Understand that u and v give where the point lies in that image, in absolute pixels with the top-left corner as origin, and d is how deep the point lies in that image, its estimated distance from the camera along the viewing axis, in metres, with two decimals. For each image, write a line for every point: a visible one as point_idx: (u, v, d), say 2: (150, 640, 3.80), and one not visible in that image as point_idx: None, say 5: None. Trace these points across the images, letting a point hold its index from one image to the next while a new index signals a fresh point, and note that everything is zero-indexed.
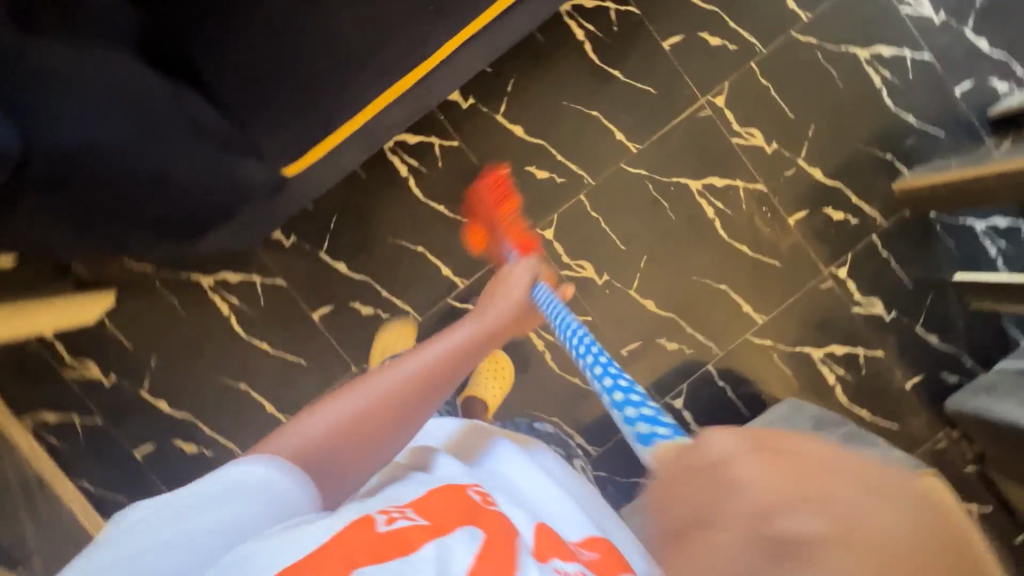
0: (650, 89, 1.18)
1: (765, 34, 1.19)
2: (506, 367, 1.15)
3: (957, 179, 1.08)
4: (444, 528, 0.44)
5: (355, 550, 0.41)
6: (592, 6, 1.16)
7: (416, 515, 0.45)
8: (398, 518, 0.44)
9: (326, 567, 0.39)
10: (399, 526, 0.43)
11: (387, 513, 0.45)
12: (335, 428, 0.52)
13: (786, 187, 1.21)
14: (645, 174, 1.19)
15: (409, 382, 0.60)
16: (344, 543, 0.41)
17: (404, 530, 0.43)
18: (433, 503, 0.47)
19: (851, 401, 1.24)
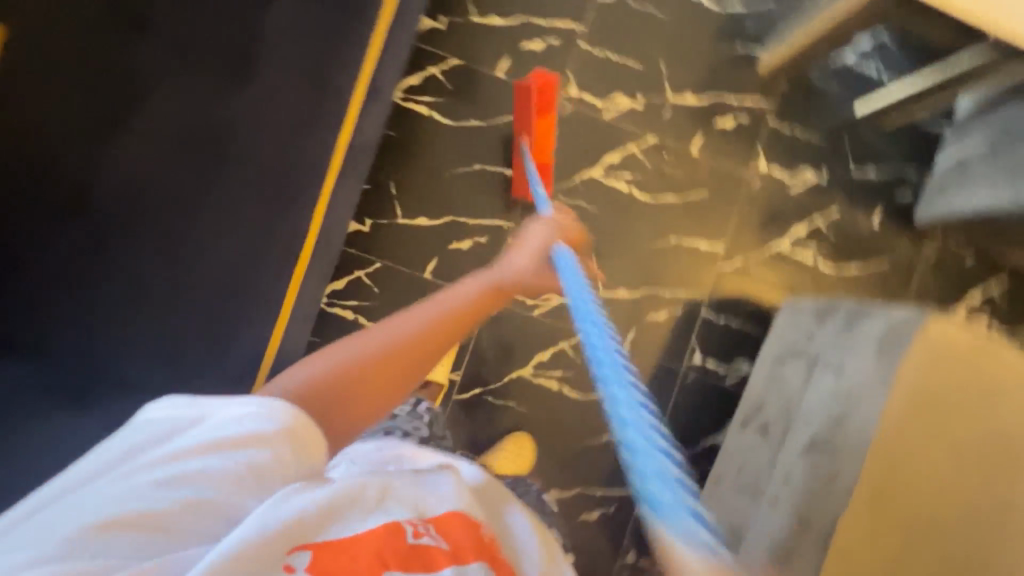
0: (509, 117, 1.22)
1: (576, 13, 1.23)
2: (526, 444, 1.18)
3: (805, 38, 1.13)
4: (463, 556, 0.51)
5: (383, 549, 0.48)
6: (418, 81, 1.19)
7: (442, 535, 0.52)
8: (423, 536, 0.50)
9: (355, 567, 0.46)
10: (424, 541, 0.50)
11: (416, 522, 0.51)
12: (340, 377, 0.56)
13: (673, 125, 1.25)
14: (551, 190, 1.22)
15: (361, 362, 0.58)
16: (376, 540, 0.48)
17: (428, 552, 0.49)
18: (454, 529, 0.52)
19: (838, 265, 1.28)
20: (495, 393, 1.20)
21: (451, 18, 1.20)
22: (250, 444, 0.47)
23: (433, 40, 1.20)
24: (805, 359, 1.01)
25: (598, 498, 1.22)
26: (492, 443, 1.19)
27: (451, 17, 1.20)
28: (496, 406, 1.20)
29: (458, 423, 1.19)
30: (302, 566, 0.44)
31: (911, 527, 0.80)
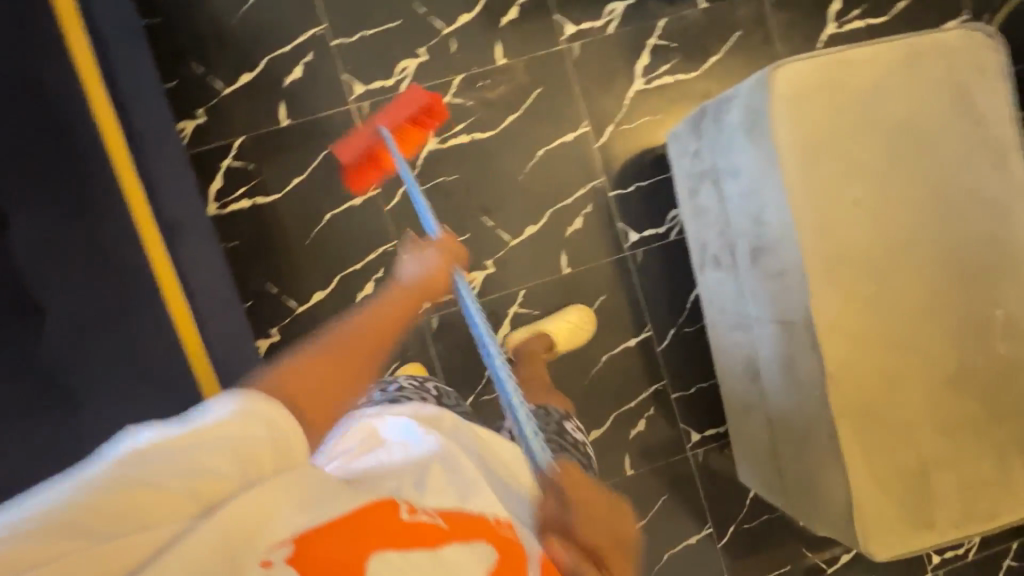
0: (324, 153, 1.15)
1: (308, 16, 1.13)
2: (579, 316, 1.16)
3: None
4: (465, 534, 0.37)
5: (371, 532, 0.34)
6: (220, 180, 1.11)
7: (438, 513, 0.38)
8: (420, 512, 0.37)
9: (327, 551, 0.32)
10: (422, 516, 0.36)
11: (411, 502, 0.38)
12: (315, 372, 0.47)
13: (467, 51, 1.16)
14: (406, 188, 1.16)
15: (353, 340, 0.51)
16: (361, 519, 0.35)
17: (429, 527, 0.36)
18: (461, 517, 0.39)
19: (696, 66, 1.22)
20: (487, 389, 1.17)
21: (204, 106, 1.11)
22: (199, 464, 0.37)
23: (204, 136, 1.11)
24: (708, 181, 0.95)
25: (635, 407, 1.22)
26: None
27: (204, 105, 1.11)
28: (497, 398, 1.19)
29: None
30: (282, 560, 0.32)
31: (877, 263, 0.78)
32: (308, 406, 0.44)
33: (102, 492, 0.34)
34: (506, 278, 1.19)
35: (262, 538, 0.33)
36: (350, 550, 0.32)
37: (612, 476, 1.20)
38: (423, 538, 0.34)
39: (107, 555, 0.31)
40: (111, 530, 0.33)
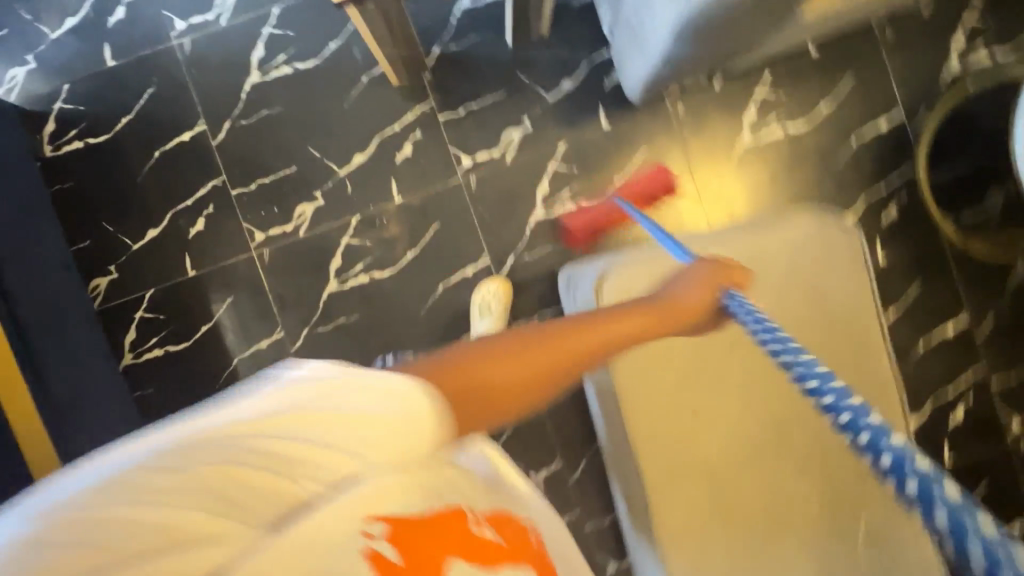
0: (230, 299, 1.18)
1: (207, 168, 1.16)
2: None
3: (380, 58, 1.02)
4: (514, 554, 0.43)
5: (447, 540, 0.39)
6: (135, 331, 1.17)
7: (501, 533, 0.44)
8: (488, 533, 0.43)
9: (426, 544, 0.38)
10: (488, 539, 0.42)
11: (474, 511, 0.44)
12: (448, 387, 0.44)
13: (363, 191, 1.17)
14: (308, 329, 1.18)
15: (513, 344, 0.46)
16: (443, 523, 0.40)
17: (493, 554, 0.41)
18: (513, 530, 0.46)
19: (600, 189, 1.18)
20: None
21: (115, 263, 1.16)
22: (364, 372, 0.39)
23: (116, 293, 1.16)
24: None
25: None
26: None
27: (115, 262, 1.17)
28: None
29: None
30: (379, 536, 0.36)
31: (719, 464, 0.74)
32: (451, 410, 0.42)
33: (316, 399, 0.38)
34: None
35: (358, 511, 0.37)
36: (437, 553, 0.38)
37: None
38: (488, 558, 0.40)
39: (222, 497, 0.35)
40: (281, 416, 0.37)
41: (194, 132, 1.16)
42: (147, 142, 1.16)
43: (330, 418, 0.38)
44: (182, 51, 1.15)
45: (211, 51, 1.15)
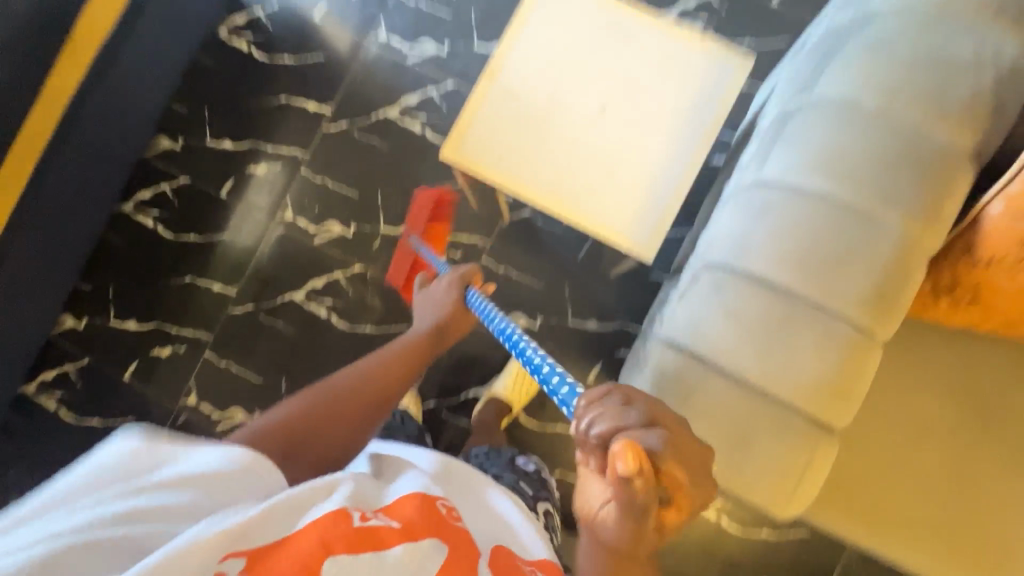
0: (228, 235, 1.27)
1: (304, 139, 1.28)
2: None
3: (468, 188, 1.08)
4: (411, 535, 0.54)
5: (332, 538, 0.51)
6: (149, 195, 1.28)
7: (389, 516, 0.56)
8: (370, 519, 0.55)
9: (301, 546, 0.50)
10: (372, 525, 0.54)
11: (361, 510, 0.56)
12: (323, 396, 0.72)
13: (381, 254, 1.23)
14: (253, 307, 1.25)
15: (342, 388, 0.75)
16: (321, 529, 0.52)
17: (376, 532, 0.53)
18: (406, 507, 0.58)
19: (540, 421, 1.17)
20: None
21: (184, 140, 1.29)
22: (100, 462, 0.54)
23: (165, 159, 1.29)
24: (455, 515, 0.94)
25: None
26: None
27: (186, 139, 1.29)
28: None
29: None
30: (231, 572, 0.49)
31: None
32: (312, 441, 0.67)
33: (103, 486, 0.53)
34: None
35: (220, 551, 0.50)
36: (308, 558, 0.50)
37: None
38: (373, 543, 0.52)
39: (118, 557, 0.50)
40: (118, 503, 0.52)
41: (319, 109, 1.28)
42: (285, 86, 1.29)
43: (182, 481, 0.55)
44: (366, 52, 1.28)
45: (383, 70, 1.28)
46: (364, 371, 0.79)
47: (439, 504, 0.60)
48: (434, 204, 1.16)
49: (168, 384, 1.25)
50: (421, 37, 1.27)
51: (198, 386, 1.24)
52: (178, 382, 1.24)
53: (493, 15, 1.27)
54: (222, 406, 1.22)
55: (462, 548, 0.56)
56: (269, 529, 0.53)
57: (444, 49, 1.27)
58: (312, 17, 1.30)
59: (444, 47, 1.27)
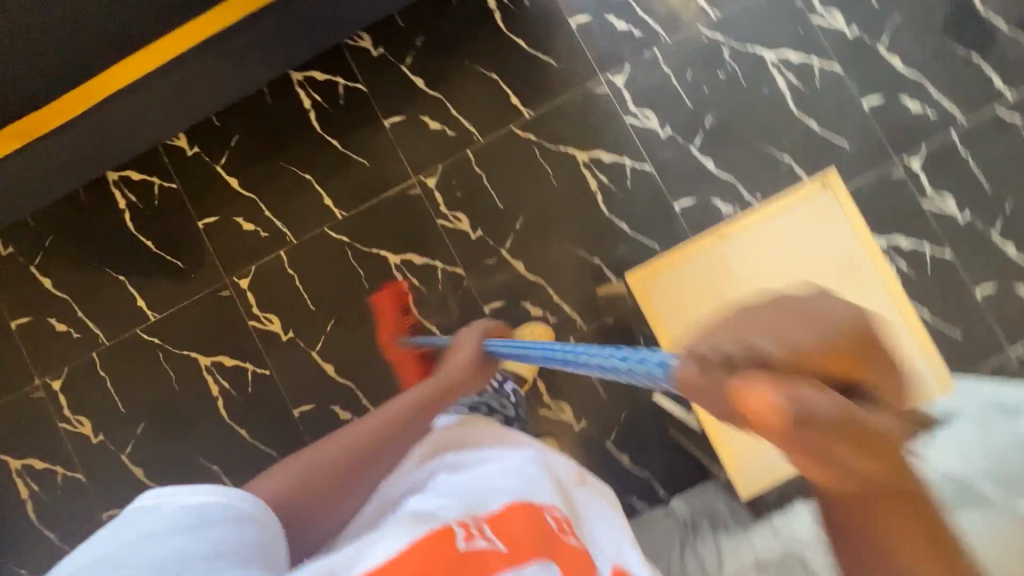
0: (366, 161, 1.23)
1: (488, 125, 1.22)
2: (256, 419, 1.20)
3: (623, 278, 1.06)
4: (521, 555, 0.47)
5: (437, 562, 0.44)
6: (323, 78, 1.23)
7: (495, 535, 0.49)
8: (477, 539, 0.47)
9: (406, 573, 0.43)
10: (478, 549, 0.47)
11: (466, 528, 0.49)
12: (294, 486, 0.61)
13: (486, 274, 1.20)
14: (346, 241, 1.21)
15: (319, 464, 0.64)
16: (427, 553, 0.44)
17: (481, 557, 0.46)
18: (510, 523, 0.51)
19: None
20: (168, 354, 1.21)
21: (385, 52, 1.23)
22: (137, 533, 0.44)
23: (356, 56, 1.22)
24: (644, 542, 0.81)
25: None
26: (130, 391, 1.20)
27: (387, 52, 1.23)
28: (158, 365, 1.21)
29: (121, 350, 1.21)
30: None
31: None
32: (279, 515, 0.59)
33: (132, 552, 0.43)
34: (277, 351, 1.20)
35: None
36: None
37: (93, 498, 1.19)
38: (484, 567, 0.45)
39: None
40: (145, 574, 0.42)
41: (518, 107, 1.22)
42: (503, 66, 1.23)
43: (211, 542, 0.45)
44: (595, 85, 1.22)
45: (598, 112, 1.21)
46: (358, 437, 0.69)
47: (544, 516, 0.54)
48: (395, 306, 1.13)
49: (231, 256, 1.22)
50: (651, 107, 1.21)
51: (255, 276, 1.22)
52: (241, 260, 1.22)
53: (726, 133, 1.20)
54: (264, 307, 1.21)
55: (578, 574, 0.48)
56: (364, 551, 0.45)
57: (663, 132, 1.20)
58: (570, 20, 1.22)
59: (664, 130, 1.20)
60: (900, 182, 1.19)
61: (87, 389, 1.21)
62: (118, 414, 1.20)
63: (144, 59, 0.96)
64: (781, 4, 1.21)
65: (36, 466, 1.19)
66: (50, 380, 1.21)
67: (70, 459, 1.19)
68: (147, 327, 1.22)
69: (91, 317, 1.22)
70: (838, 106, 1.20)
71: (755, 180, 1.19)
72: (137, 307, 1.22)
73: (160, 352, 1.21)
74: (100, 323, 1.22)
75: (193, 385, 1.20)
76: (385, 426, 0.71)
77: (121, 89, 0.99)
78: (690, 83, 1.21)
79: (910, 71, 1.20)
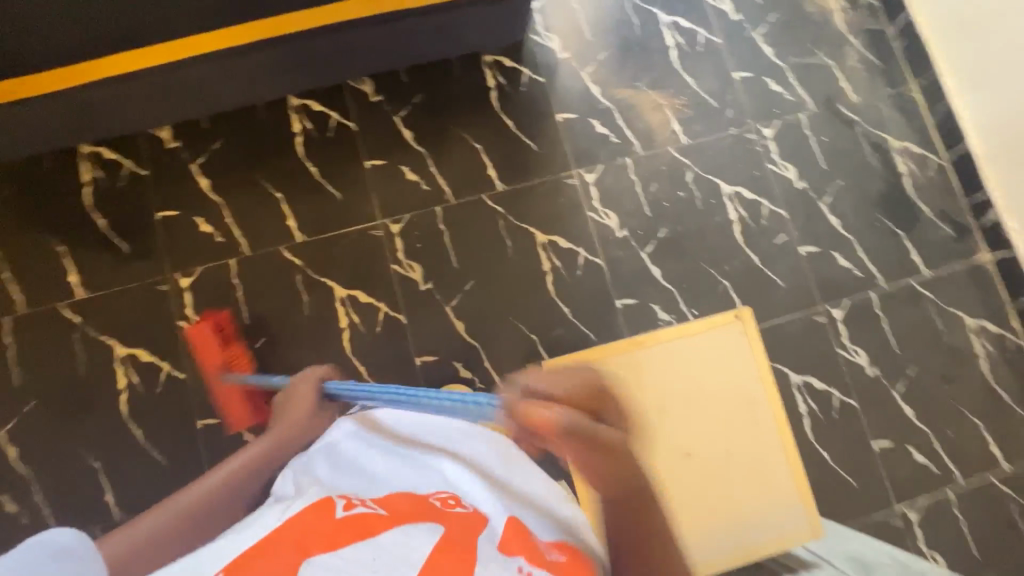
0: (338, 194, 1.27)
1: (463, 189, 1.29)
2: (155, 422, 1.16)
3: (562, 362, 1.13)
4: (398, 520, 0.51)
5: (309, 534, 0.48)
6: (317, 109, 1.29)
7: (377, 506, 0.53)
8: (356, 508, 0.52)
9: (282, 541, 0.47)
10: (355, 514, 0.51)
11: (347, 501, 0.53)
12: (153, 535, 0.67)
13: (426, 327, 1.22)
14: (298, 265, 1.23)
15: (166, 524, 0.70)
16: (301, 526, 0.48)
17: (361, 518, 0.50)
18: (395, 500, 0.55)
19: None
20: (84, 335, 1.18)
21: (382, 100, 1.30)
22: None
23: (355, 97, 1.30)
24: None
25: (30, 494, 1.12)
26: (32, 365, 1.16)
27: (384, 101, 1.30)
28: (71, 344, 1.17)
29: (36, 320, 1.18)
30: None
31: None
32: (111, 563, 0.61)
33: None
34: (197, 356, 1.19)
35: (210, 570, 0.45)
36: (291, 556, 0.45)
37: None
38: (359, 531, 0.48)
39: None
40: None
41: (494, 179, 1.30)
42: (487, 138, 1.31)
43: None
44: (568, 177, 1.30)
45: (566, 201, 1.29)
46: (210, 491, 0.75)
47: (428, 499, 0.56)
48: (212, 335, 1.16)
49: (180, 252, 1.22)
50: (613, 208, 1.30)
51: (198, 278, 1.22)
52: (189, 259, 1.22)
53: (675, 247, 1.29)
54: (198, 311, 1.20)
55: (454, 531, 0.50)
56: (232, 545, 0.48)
57: (620, 233, 1.29)
58: (557, 114, 1.33)
59: (621, 231, 1.29)
60: (821, 326, 1.28)
61: None
62: (11, 387, 1.15)
63: (149, 58, 1.01)
64: (744, 145, 1.35)
65: None
66: None
67: None
68: (72, 303, 1.19)
69: (17, 281, 1.19)
70: (777, 246, 1.31)
71: (694, 295, 1.27)
72: (68, 281, 1.20)
73: (77, 333, 1.18)
74: (23, 288, 1.19)
75: (100, 373, 1.16)
76: (228, 473, 0.77)
77: (119, 76, 1.03)
78: (652, 195, 1.31)
79: (845, 231, 1.33)
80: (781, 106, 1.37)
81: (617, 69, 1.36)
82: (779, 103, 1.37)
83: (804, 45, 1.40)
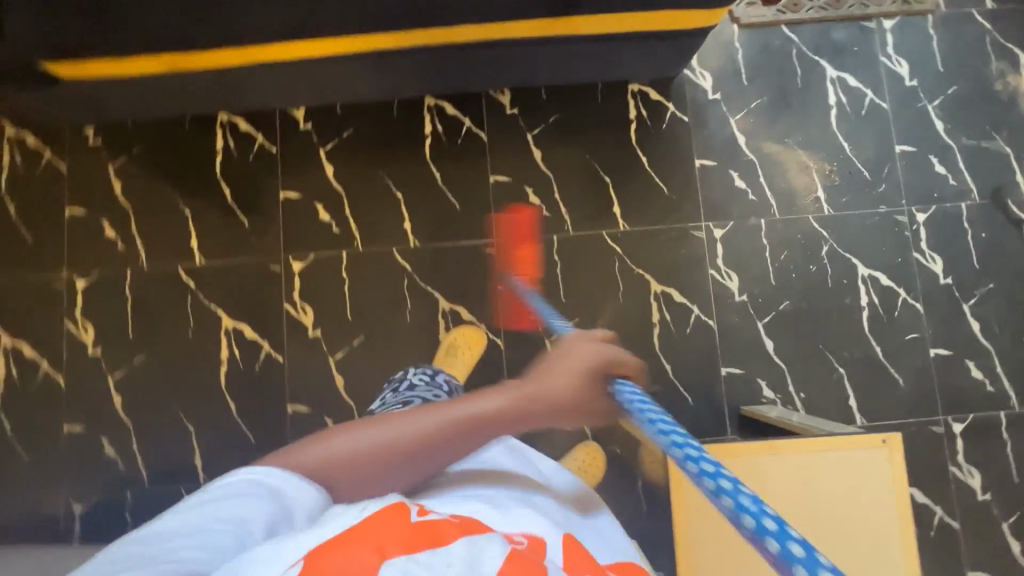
0: (457, 205, 1.24)
1: (584, 221, 1.24)
2: (249, 397, 1.18)
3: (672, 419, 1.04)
4: (473, 531, 0.44)
5: (384, 539, 0.41)
6: (451, 113, 1.25)
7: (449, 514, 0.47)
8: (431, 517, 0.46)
9: (355, 551, 0.39)
10: (429, 522, 0.44)
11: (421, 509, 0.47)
12: (356, 454, 0.56)
13: (522, 357, 1.20)
14: (407, 270, 1.22)
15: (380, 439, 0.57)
16: (374, 528, 0.42)
17: (435, 527, 0.43)
18: (463, 513, 0.48)
19: None
20: (197, 300, 1.21)
21: (517, 115, 1.26)
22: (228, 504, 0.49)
23: (490, 107, 1.25)
24: None
25: (127, 443, 1.17)
26: (145, 321, 1.20)
27: (519, 116, 1.26)
28: (183, 307, 1.20)
29: (154, 278, 1.21)
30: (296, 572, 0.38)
31: None
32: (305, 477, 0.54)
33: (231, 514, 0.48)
34: (297, 342, 1.20)
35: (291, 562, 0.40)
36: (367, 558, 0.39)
37: (63, 406, 1.17)
38: (431, 538, 0.42)
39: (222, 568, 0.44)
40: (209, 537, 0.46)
41: (617, 217, 1.24)
42: (618, 173, 1.25)
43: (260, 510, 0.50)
44: (695, 228, 1.24)
45: (688, 253, 1.23)
46: (451, 417, 0.59)
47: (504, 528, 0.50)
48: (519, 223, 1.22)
49: (296, 236, 1.23)
50: (736, 270, 1.23)
51: (309, 264, 1.22)
52: (303, 243, 1.23)
53: (795, 323, 1.21)
54: (305, 298, 1.21)
55: (531, 557, 0.43)
56: (311, 538, 0.42)
57: (738, 297, 1.22)
58: (695, 159, 1.25)
59: (740, 296, 1.22)
60: (937, 438, 1.19)
61: (105, 298, 1.20)
62: (123, 338, 1.19)
63: (311, 48, 0.98)
64: (892, 227, 1.24)
65: (25, 354, 1.18)
66: (75, 277, 1.21)
67: (59, 361, 1.18)
68: (189, 267, 1.22)
69: (142, 237, 1.22)
70: (906, 343, 1.21)
71: (805, 378, 1.20)
72: (188, 244, 1.22)
73: (190, 297, 1.21)
74: (147, 244, 1.22)
75: (205, 340, 1.19)
76: (475, 417, 0.59)
77: (279, 60, 1.00)
78: (781, 263, 1.23)
79: (985, 340, 1.21)
80: (942, 190, 1.25)
81: (769, 121, 1.26)
82: (940, 187, 1.25)
83: (982, 127, 1.27)
